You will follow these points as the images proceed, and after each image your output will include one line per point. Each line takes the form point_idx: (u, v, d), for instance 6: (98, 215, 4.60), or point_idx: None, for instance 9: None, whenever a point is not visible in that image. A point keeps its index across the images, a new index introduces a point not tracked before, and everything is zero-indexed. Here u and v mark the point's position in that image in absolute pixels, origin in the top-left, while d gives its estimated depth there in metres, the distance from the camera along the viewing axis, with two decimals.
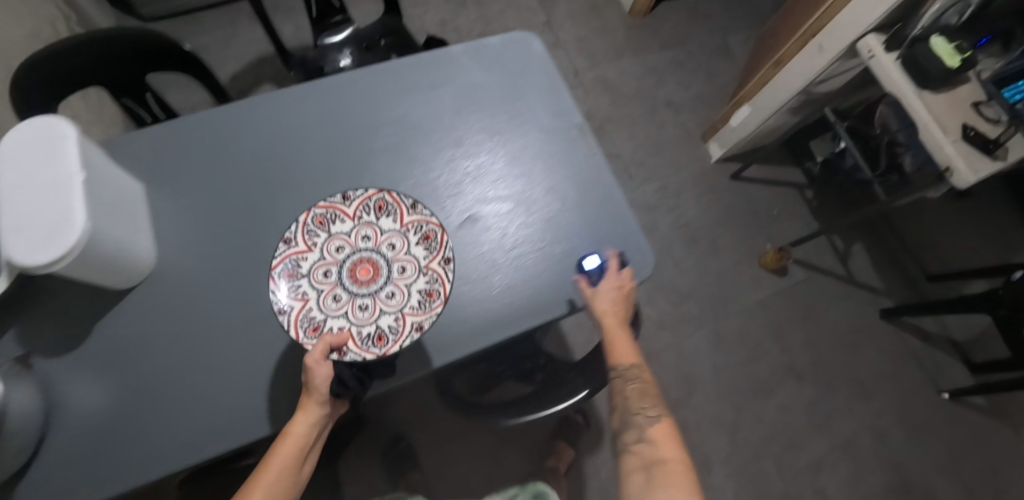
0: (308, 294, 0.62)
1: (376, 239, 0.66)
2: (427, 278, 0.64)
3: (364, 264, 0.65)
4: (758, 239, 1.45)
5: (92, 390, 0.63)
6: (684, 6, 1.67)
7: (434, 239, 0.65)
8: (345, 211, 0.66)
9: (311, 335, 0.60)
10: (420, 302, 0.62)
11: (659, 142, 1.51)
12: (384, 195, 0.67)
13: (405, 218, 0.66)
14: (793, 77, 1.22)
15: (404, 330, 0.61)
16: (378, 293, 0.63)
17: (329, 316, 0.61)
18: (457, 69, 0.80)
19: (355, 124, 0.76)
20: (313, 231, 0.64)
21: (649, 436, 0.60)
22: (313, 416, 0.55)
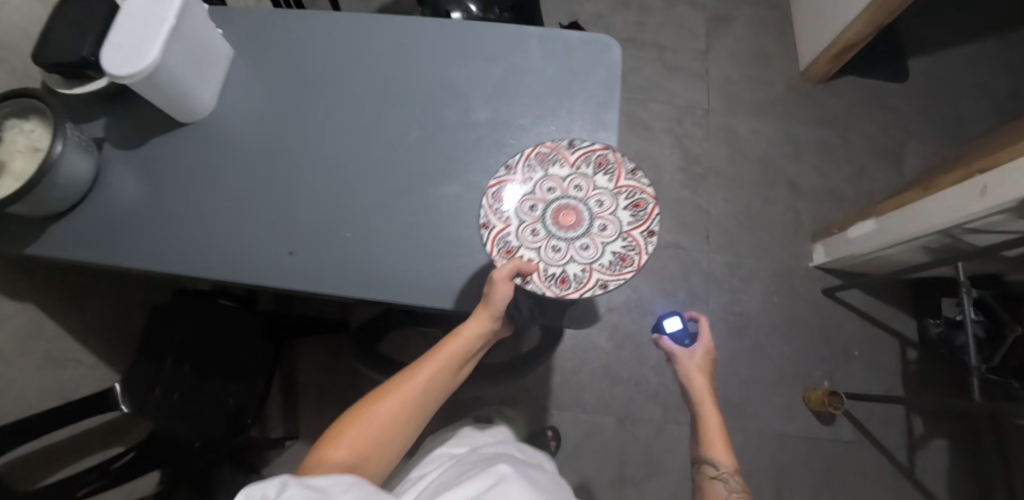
0: (510, 220, 0.62)
1: (586, 190, 0.63)
2: (625, 242, 0.59)
3: (565, 211, 0.62)
4: (815, 370, 1.23)
5: (131, 184, 0.78)
6: (869, 90, 1.43)
7: (643, 208, 0.61)
8: (566, 157, 0.64)
9: (503, 255, 0.60)
10: (611, 264, 0.58)
11: (759, 217, 1.33)
12: (605, 153, 0.64)
13: (620, 180, 0.62)
14: (938, 213, 0.98)
15: (588, 283, 0.57)
16: (574, 240, 0.60)
17: (524, 245, 0.60)
18: (523, 49, 0.79)
19: (408, 64, 0.79)
20: (533, 166, 0.64)
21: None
22: (479, 327, 0.63)
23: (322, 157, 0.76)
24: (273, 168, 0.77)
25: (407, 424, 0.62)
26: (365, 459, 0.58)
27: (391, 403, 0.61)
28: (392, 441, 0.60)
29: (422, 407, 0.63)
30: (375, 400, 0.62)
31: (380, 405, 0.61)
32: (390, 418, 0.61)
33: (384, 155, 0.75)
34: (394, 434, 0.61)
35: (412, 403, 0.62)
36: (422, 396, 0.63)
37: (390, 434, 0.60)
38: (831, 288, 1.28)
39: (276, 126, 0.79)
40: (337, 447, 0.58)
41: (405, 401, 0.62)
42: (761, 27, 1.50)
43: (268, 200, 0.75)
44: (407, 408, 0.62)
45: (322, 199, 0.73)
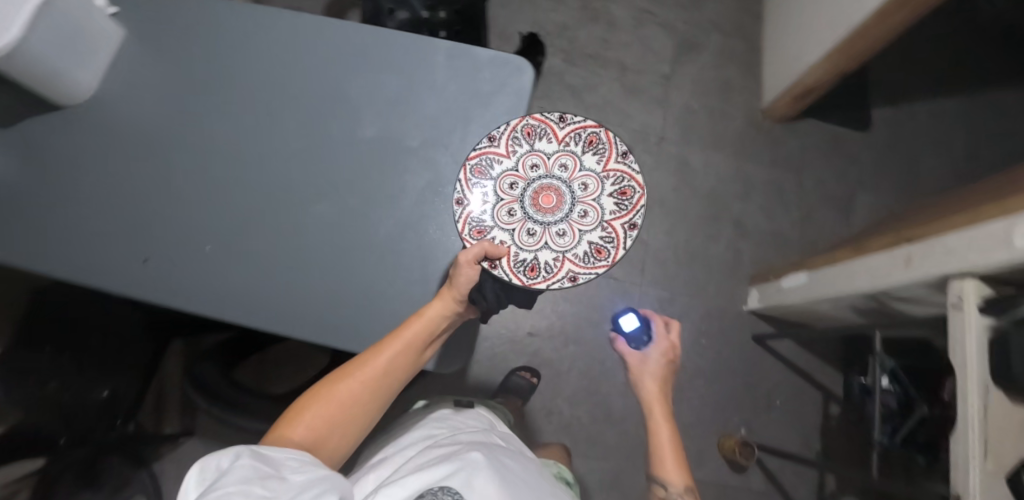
0: (487, 197, 0.68)
1: (570, 172, 0.69)
2: (604, 233, 0.67)
3: (546, 192, 0.69)
4: (733, 416, 1.21)
5: (1, 166, 0.72)
6: (829, 135, 1.40)
7: (626, 197, 0.67)
8: (555, 133, 0.69)
9: (474, 235, 0.67)
10: (584, 254, 0.66)
11: (698, 254, 1.29)
12: (596, 132, 0.68)
13: (608, 164, 0.68)
14: (863, 275, 0.95)
15: (558, 273, 0.66)
16: (551, 225, 0.68)
17: (497, 226, 0.68)
18: (427, 65, 0.74)
19: (302, 69, 0.74)
20: (519, 140, 0.68)
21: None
22: (443, 309, 0.63)
23: (197, 159, 0.72)
24: (144, 165, 0.72)
25: (362, 407, 0.59)
26: (322, 443, 0.55)
27: (353, 385, 0.59)
28: (352, 425, 0.58)
29: (388, 386, 0.61)
30: (334, 385, 0.59)
31: (341, 385, 0.59)
32: (352, 401, 0.59)
33: (262, 166, 0.71)
34: (354, 413, 0.59)
35: (377, 384, 0.60)
36: (382, 378, 0.60)
37: (350, 415, 0.58)
38: (761, 337, 1.24)
39: (151, 119, 0.74)
40: (291, 432, 0.54)
41: (366, 383, 0.59)
42: (730, 57, 1.46)
43: (134, 200, 0.71)
44: (371, 389, 0.60)
45: (189, 207, 0.71)
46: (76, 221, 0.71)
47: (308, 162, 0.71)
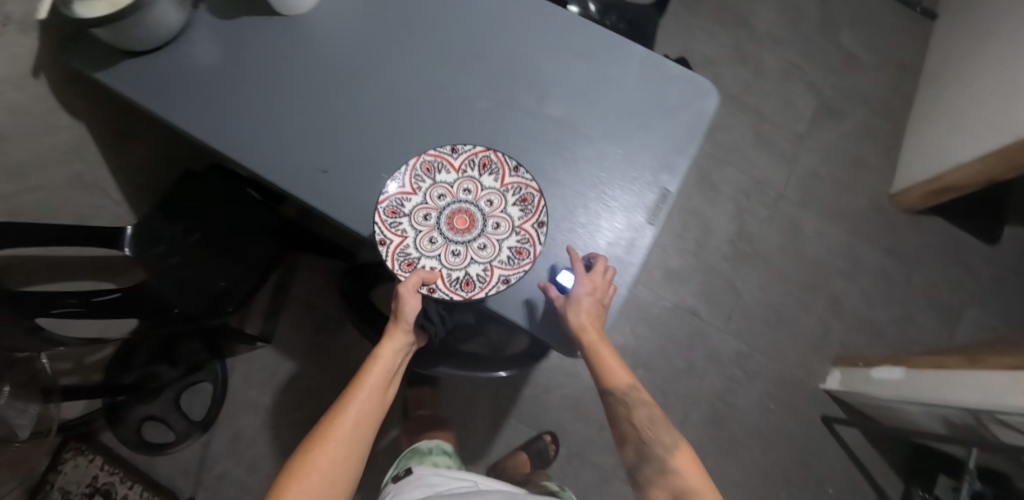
0: (408, 231, 0.67)
1: (475, 193, 0.69)
2: (518, 236, 0.68)
3: (457, 213, 0.68)
4: (780, 490, 1.17)
5: (209, 50, 0.80)
6: (954, 240, 1.34)
7: (531, 203, 0.67)
8: (450, 162, 0.68)
9: (410, 268, 0.67)
10: (508, 258, 0.67)
11: (787, 320, 1.26)
12: (489, 152, 0.68)
13: (505, 178, 0.68)
14: (973, 391, 0.90)
15: (491, 280, 0.66)
16: (471, 243, 0.67)
17: (423, 255, 0.67)
18: (621, 63, 0.76)
19: (503, 36, 0.77)
20: (421, 176, 0.68)
21: (672, 466, 0.65)
22: (396, 343, 0.66)
23: (389, 93, 0.76)
24: (341, 86, 0.77)
25: (349, 463, 0.63)
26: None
27: (332, 448, 0.62)
28: (343, 484, 0.62)
29: (365, 437, 0.64)
30: (311, 452, 0.61)
31: (321, 448, 0.61)
32: (338, 462, 0.62)
33: (446, 115, 0.74)
34: (343, 473, 0.62)
35: (355, 439, 0.63)
36: (359, 424, 0.64)
37: (340, 477, 0.62)
38: (830, 417, 1.21)
39: (355, 47, 0.79)
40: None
41: (344, 441, 0.63)
42: (870, 135, 1.42)
43: (326, 115, 0.76)
44: (351, 445, 0.63)
45: (373, 134, 0.75)
46: (268, 121, 0.76)
47: (487, 120, 0.73)
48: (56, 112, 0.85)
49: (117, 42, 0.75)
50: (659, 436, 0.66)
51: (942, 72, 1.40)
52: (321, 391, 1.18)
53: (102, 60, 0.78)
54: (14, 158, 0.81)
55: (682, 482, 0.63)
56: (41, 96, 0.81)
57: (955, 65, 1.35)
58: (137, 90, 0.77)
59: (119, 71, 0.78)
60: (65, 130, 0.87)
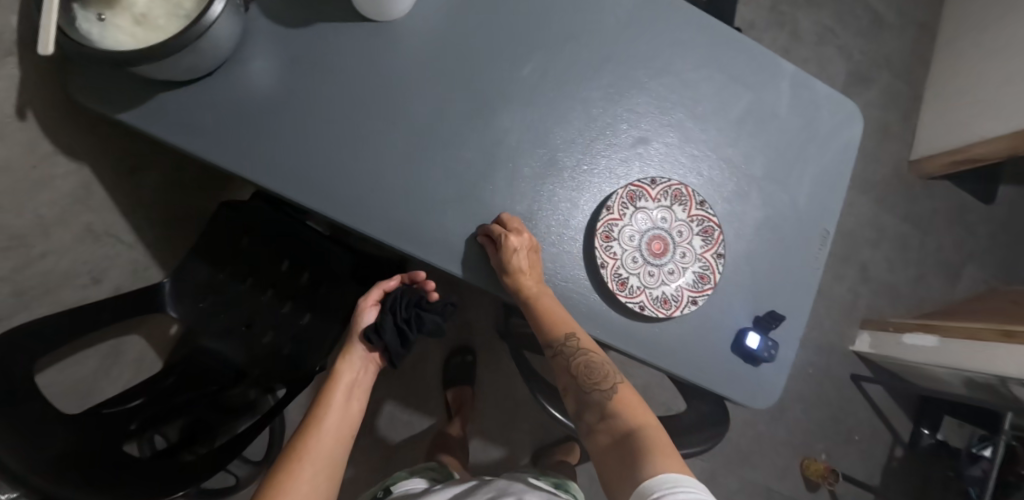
0: (621, 217, 0.61)
1: (682, 241, 0.62)
2: (676, 292, 0.62)
3: (659, 238, 0.62)
4: (818, 443, 1.31)
5: (275, 70, 0.61)
6: (959, 202, 1.45)
7: (706, 285, 0.62)
8: (691, 208, 0.63)
9: (601, 240, 0.61)
10: (656, 301, 0.61)
11: (824, 291, 1.35)
12: (713, 224, 0.63)
13: (710, 252, 0.63)
14: (1007, 360, 1.01)
15: (631, 298, 0.60)
16: (647, 266, 0.61)
17: (616, 243, 0.61)
18: (774, 87, 0.69)
19: (650, 54, 0.66)
20: (667, 193, 0.63)
21: (612, 410, 0.55)
22: (354, 357, 0.64)
23: (531, 129, 0.63)
24: (467, 122, 0.63)
25: (323, 488, 0.52)
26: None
27: (309, 467, 0.52)
28: None
29: (337, 461, 0.55)
30: (280, 474, 0.51)
31: (295, 474, 0.51)
32: (312, 487, 0.51)
33: (604, 155, 0.64)
34: None
35: (331, 459, 0.54)
36: (324, 453, 0.54)
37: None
38: (857, 375, 1.34)
39: (474, 66, 0.63)
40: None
41: (320, 462, 0.53)
42: (893, 100, 1.45)
43: (452, 164, 0.62)
44: (327, 465, 0.54)
45: (524, 182, 0.62)
46: (380, 173, 0.61)
47: (643, 160, 0.65)
48: (55, 158, 0.63)
49: (153, 75, 0.55)
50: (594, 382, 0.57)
51: (957, 33, 1.42)
52: (391, 411, 1.10)
53: (131, 94, 0.58)
54: (14, 230, 0.62)
55: (629, 420, 0.54)
56: (35, 143, 0.60)
57: (970, 29, 1.38)
58: (188, 135, 0.58)
59: (156, 107, 0.58)
60: (65, 179, 0.66)
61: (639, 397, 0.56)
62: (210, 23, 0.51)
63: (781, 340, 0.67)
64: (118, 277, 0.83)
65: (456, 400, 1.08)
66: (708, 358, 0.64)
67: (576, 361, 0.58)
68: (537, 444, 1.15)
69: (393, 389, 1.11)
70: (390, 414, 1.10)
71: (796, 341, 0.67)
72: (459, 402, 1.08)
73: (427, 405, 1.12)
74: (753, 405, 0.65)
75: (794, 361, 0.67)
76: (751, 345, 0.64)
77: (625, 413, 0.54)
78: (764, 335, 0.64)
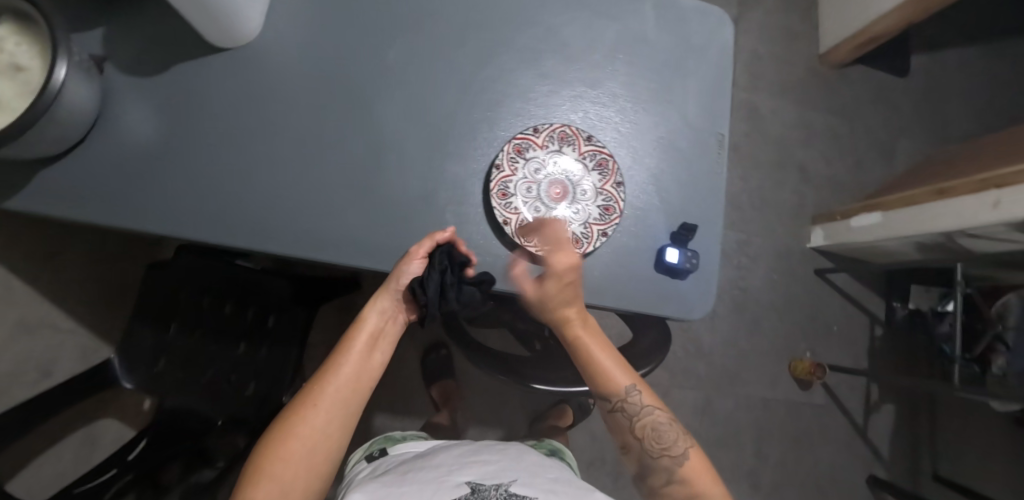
0: (515, 170, 0.63)
1: (580, 180, 0.65)
2: (585, 230, 0.64)
3: (557, 183, 0.64)
4: (801, 343, 1.36)
5: (152, 120, 0.62)
6: (876, 83, 1.50)
7: (612, 215, 0.64)
8: (580, 145, 0.65)
9: (498, 199, 0.62)
10: (568, 242, 0.63)
11: (769, 198, 1.38)
12: (605, 156, 0.65)
13: (609, 183, 0.65)
14: (944, 214, 1.10)
15: (543, 246, 0.63)
16: (552, 212, 0.64)
17: (517, 197, 0.63)
18: (637, 11, 0.71)
19: (508, 12, 0.68)
20: (553, 138, 0.65)
21: (680, 476, 0.58)
22: (383, 306, 0.61)
23: (415, 107, 0.64)
24: (348, 120, 0.64)
25: (332, 437, 0.54)
26: (293, 492, 0.51)
27: (320, 414, 0.54)
28: (323, 466, 0.54)
29: (353, 408, 0.56)
30: (289, 424, 0.53)
31: (302, 424, 0.53)
32: (320, 436, 0.53)
33: (489, 117, 0.65)
34: (317, 464, 0.53)
35: (347, 407, 0.56)
36: (339, 402, 0.55)
37: (323, 451, 0.53)
38: (820, 269, 1.39)
39: (344, 62, 0.64)
40: (261, 486, 0.49)
41: (332, 407, 0.55)
42: (791, 1, 1.48)
43: (342, 163, 0.63)
44: (341, 412, 0.55)
45: (416, 163, 0.64)
46: (279, 189, 0.62)
47: (527, 114, 0.66)
48: None
49: (25, 155, 0.55)
50: (661, 446, 0.59)
51: None
52: (383, 423, 1.12)
53: (12, 180, 0.58)
54: None
55: (692, 488, 0.57)
56: None
57: None
58: (80, 202, 0.59)
59: (41, 184, 0.58)
60: None
61: (705, 462, 0.59)
62: (59, 87, 0.51)
63: (701, 250, 0.69)
64: (69, 365, 0.83)
65: (442, 395, 1.09)
66: (633, 282, 0.66)
67: (639, 423, 0.61)
68: (533, 415, 1.18)
69: (379, 401, 1.12)
70: (383, 425, 1.12)
71: (718, 246, 0.69)
72: (446, 397, 1.10)
73: (417, 408, 1.14)
74: (689, 317, 0.67)
75: (718, 265, 0.69)
76: (672, 260, 0.65)
77: (689, 481, 0.57)
78: (683, 248, 0.66)
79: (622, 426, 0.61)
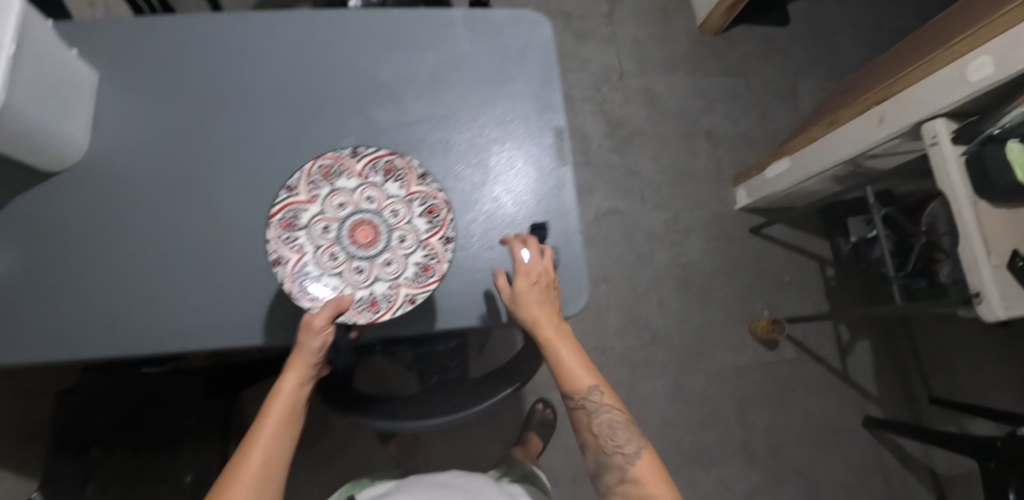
0: (305, 247, 0.58)
1: (380, 202, 0.61)
2: (426, 250, 0.59)
3: (362, 227, 0.60)
4: (757, 303, 1.34)
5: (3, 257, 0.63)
6: (762, 36, 1.53)
7: (439, 213, 0.61)
8: (352, 167, 0.61)
9: (307, 292, 0.57)
10: (416, 274, 0.58)
11: (687, 171, 1.39)
12: (391, 157, 0.61)
13: (411, 183, 0.61)
14: (841, 145, 1.11)
15: (397, 300, 0.57)
16: (375, 259, 0.59)
17: (325, 274, 0.58)
18: (449, 34, 0.73)
19: (321, 71, 0.70)
20: (317, 183, 0.59)
21: (633, 476, 0.58)
22: (300, 377, 0.54)
23: (252, 177, 0.68)
24: (194, 213, 0.67)
25: None
26: None
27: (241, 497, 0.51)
28: None
29: (276, 479, 0.53)
30: None
31: None
32: None
33: None
34: None
35: (271, 482, 0.53)
36: (263, 478, 0.52)
37: None
38: (756, 226, 1.39)
39: (179, 153, 0.68)
40: None
41: (258, 483, 0.52)
42: None
43: (196, 253, 0.66)
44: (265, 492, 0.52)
45: (266, 236, 0.67)
46: (141, 290, 0.64)
47: None
48: None
49: None
50: (620, 445, 0.60)
51: None
52: None
53: None
54: None
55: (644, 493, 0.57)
56: None
57: None
58: None
59: None
60: None
61: (656, 464, 0.59)
62: None
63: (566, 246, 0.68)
64: None
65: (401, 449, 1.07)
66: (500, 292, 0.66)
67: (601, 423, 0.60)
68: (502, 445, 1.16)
69: None
70: None
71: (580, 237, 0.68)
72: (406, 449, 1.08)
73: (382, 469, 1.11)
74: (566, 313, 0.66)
75: (585, 257, 0.68)
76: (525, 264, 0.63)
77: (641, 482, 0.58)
78: None
79: (584, 427, 0.61)
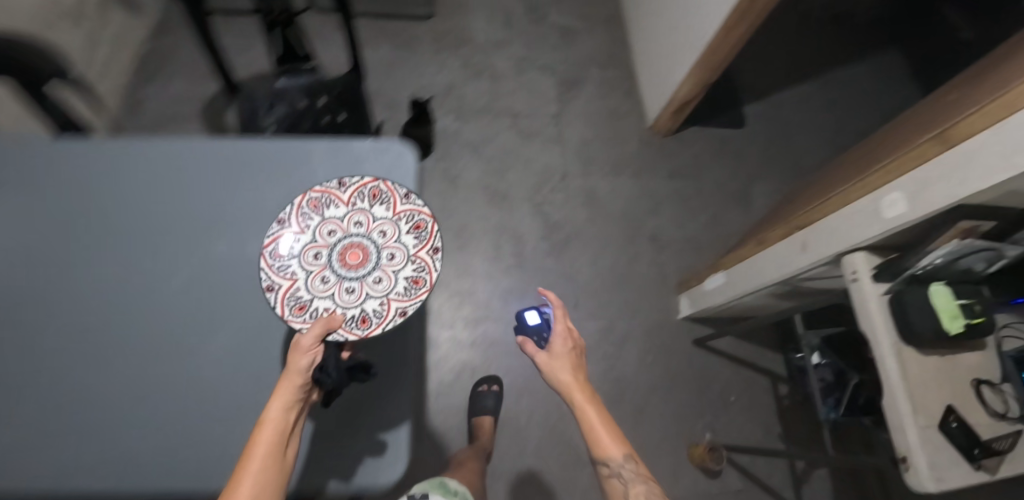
0: (296, 273, 0.62)
1: (367, 225, 0.64)
2: (415, 265, 0.62)
3: (352, 250, 0.63)
4: (697, 424, 1.23)
5: None
6: (715, 138, 1.51)
7: (423, 229, 0.64)
8: (339, 196, 0.65)
9: (296, 314, 0.60)
10: (406, 289, 0.61)
11: (627, 276, 1.33)
12: (377, 183, 0.65)
13: (397, 205, 0.65)
14: (768, 268, 1.04)
15: (388, 315, 0.60)
16: (365, 277, 0.62)
17: (315, 296, 0.61)
18: (309, 167, 0.74)
19: (184, 203, 0.73)
20: (307, 213, 0.64)
21: None
22: (288, 398, 0.52)
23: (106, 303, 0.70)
24: (41, 339, 0.68)
25: None
26: None
27: None
28: None
29: None
30: None
31: None
32: None
33: (189, 298, 0.70)
34: None
35: None
36: None
37: None
38: (701, 339, 1.30)
39: (41, 277, 0.70)
40: None
41: None
42: (611, 87, 1.54)
43: (32, 382, 0.67)
44: None
45: (103, 367, 0.68)
46: None
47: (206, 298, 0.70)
48: None
49: None
50: None
51: (635, 10, 1.55)
52: None
53: None
54: None
55: None
56: None
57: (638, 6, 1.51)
58: None
59: None
60: None
61: None
62: None
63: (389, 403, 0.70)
64: None
65: None
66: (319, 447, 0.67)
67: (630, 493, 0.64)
68: None
69: None
70: None
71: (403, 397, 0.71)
72: None
73: None
74: (379, 482, 0.66)
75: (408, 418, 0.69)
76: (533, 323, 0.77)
77: None
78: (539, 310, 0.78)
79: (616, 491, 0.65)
